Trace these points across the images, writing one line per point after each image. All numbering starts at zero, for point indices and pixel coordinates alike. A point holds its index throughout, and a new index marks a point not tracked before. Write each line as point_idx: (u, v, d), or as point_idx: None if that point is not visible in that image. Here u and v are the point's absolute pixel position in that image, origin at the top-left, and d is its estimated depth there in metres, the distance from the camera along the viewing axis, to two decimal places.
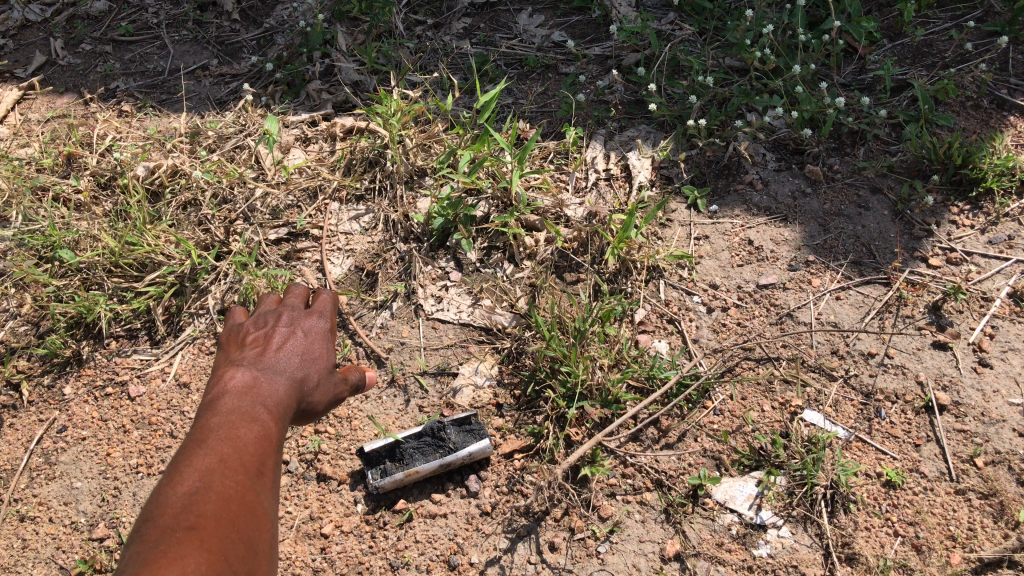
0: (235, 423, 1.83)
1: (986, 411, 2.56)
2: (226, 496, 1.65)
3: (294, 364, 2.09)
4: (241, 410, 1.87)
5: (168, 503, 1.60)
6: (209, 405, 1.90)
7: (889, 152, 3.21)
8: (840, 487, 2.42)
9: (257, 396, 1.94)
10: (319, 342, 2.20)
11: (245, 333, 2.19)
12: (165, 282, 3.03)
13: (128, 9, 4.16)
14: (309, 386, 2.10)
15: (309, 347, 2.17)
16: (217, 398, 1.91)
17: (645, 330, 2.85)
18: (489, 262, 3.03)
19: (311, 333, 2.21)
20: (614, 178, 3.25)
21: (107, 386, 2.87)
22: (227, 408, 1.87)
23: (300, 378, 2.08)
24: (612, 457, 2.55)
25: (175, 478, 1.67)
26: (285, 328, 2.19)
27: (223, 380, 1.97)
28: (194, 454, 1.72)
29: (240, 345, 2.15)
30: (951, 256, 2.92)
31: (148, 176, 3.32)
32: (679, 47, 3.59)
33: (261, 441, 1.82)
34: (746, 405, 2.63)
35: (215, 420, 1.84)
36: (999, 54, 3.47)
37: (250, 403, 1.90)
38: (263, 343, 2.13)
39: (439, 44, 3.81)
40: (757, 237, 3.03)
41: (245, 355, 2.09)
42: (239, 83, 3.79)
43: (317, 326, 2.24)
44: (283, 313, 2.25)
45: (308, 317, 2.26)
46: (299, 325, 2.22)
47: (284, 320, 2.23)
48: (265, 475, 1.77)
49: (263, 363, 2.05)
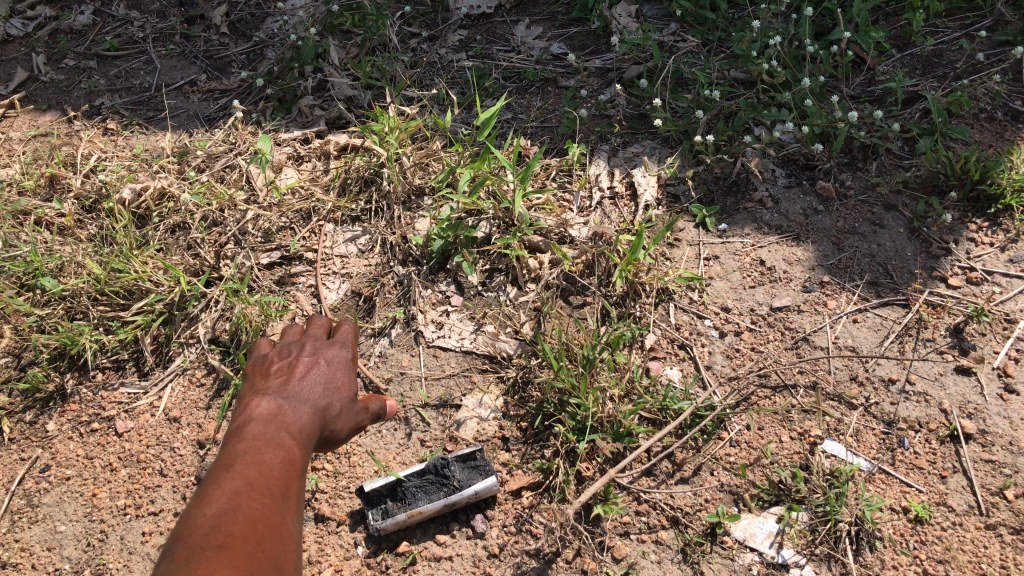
0: (261, 448, 1.76)
1: (1015, 440, 2.45)
2: (253, 517, 1.59)
3: (316, 393, 1.99)
4: (266, 437, 1.80)
5: (197, 524, 1.55)
6: (234, 432, 1.83)
7: (903, 166, 3.10)
8: (865, 524, 2.30)
9: (281, 423, 1.86)
10: (342, 371, 2.09)
11: (269, 363, 2.10)
12: (153, 311, 2.89)
13: (113, 23, 4.03)
14: (332, 414, 2.00)
15: (332, 376, 2.06)
16: (242, 425, 1.84)
17: (656, 357, 2.73)
18: (491, 285, 2.91)
19: (333, 363, 2.10)
20: (618, 197, 3.13)
21: (93, 421, 2.74)
22: (253, 435, 1.80)
23: (323, 407, 1.98)
24: (625, 493, 2.43)
25: (203, 501, 1.61)
26: (308, 358, 2.08)
27: (248, 409, 1.89)
28: (221, 478, 1.67)
29: (264, 375, 2.05)
30: (972, 276, 2.81)
31: (134, 199, 3.20)
32: (683, 60, 3.48)
33: (287, 467, 1.75)
34: (764, 436, 2.53)
35: (241, 446, 1.77)
36: (1012, 64, 3.37)
37: (275, 429, 1.83)
38: (286, 371, 2.03)
39: (436, 57, 3.70)
40: (769, 257, 2.92)
41: (268, 384, 1.99)
42: (228, 99, 3.66)
43: (340, 357, 2.12)
44: (306, 343, 2.14)
45: (331, 346, 2.15)
46: (321, 356, 2.10)
47: (306, 350, 2.12)
48: (290, 499, 1.70)
49: (287, 391, 1.96)
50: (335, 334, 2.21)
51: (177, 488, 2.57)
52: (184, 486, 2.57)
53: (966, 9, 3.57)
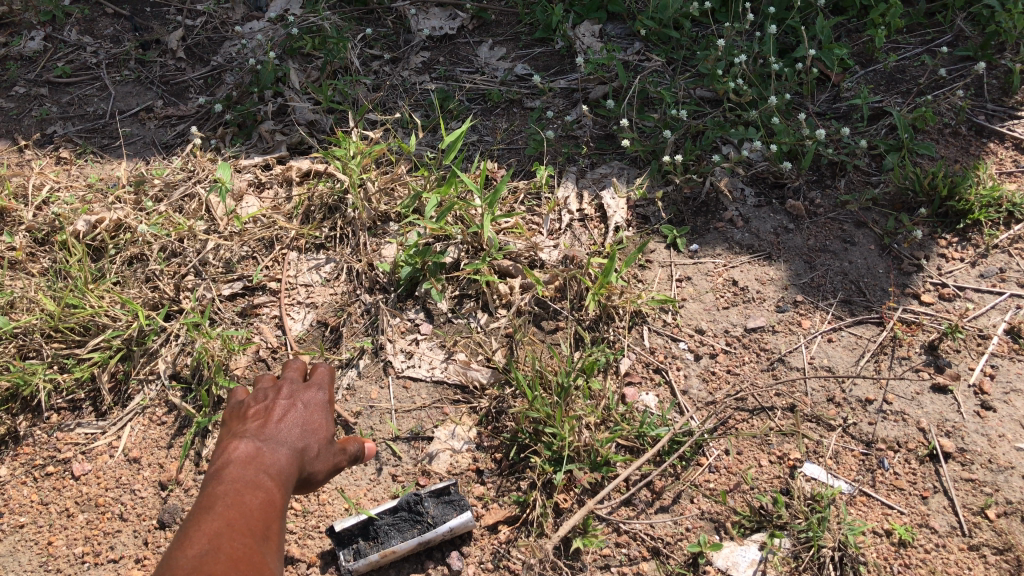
0: (241, 490, 1.70)
1: (994, 458, 2.42)
2: (234, 557, 1.53)
3: (294, 435, 1.91)
4: (245, 479, 1.74)
5: (176, 566, 1.48)
6: (211, 476, 1.76)
7: (871, 183, 3.10)
8: (849, 549, 2.26)
9: (260, 465, 1.79)
10: (319, 414, 2.01)
11: (244, 407, 2.02)
12: (110, 347, 2.78)
13: (65, 48, 3.92)
14: (310, 455, 1.92)
15: (310, 418, 1.98)
16: (220, 469, 1.77)
17: (631, 383, 2.68)
18: (461, 311, 2.84)
19: (310, 405, 2.01)
20: (588, 219, 3.08)
21: (47, 465, 2.63)
22: (232, 477, 1.74)
23: (301, 449, 1.90)
24: (604, 525, 2.37)
25: (183, 543, 1.55)
26: (284, 401, 2.00)
27: (226, 452, 1.82)
28: (200, 521, 1.60)
29: (240, 419, 1.97)
30: (944, 292, 2.80)
31: (89, 231, 3.09)
32: (648, 79, 3.45)
33: (267, 508, 1.69)
34: (743, 461, 2.48)
35: (220, 489, 1.70)
36: (974, 79, 3.39)
37: (253, 471, 1.77)
38: (262, 413, 1.96)
39: (398, 80, 3.64)
40: (742, 277, 2.89)
41: (244, 427, 1.91)
42: (186, 126, 3.57)
43: (316, 398, 2.04)
44: (281, 386, 2.05)
45: (308, 388, 2.06)
46: (299, 398, 2.02)
47: (282, 392, 2.03)
48: (271, 540, 1.64)
49: (264, 434, 1.88)
50: (312, 375, 2.13)
51: (138, 533, 2.46)
52: (145, 531, 2.46)
53: (926, 26, 3.59)
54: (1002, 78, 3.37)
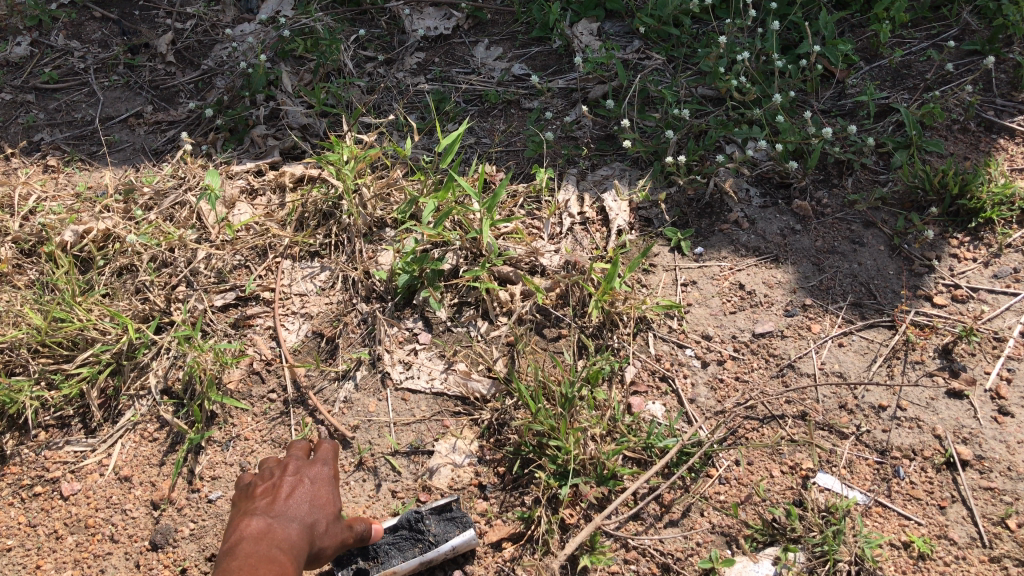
0: (255, 565, 1.70)
1: (1013, 465, 2.34)
2: None
3: (303, 509, 1.90)
4: (259, 554, 1.74)
5: None
6: (224, 553, 1.76)
7: (879, 182, 3.02)
8: (865, 563, 2.18)
9: (272, 540, 1.79)
10: (327, 487, 2.01)
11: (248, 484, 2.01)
12: (99, 362, 2.70)
13: (52, 53, 3.83)
14: (320, 530, 1.91)
15: (318, 492, 1.98)
16: (232, 545, 1.77)
17: (637, 392, 2.60)
18: (460, 320, 2.76)
19: (317, 479, 2.01)
20: (590, 222, 3.01)
21: (35, 485, 2.55)
22: (245, 553, 1.74)
23: (311, 524, 1.89)
24: (612, 541, 2.30)
25: None
26: (291, 476, 1.99)
27: (237, 528, 1.81)
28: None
29: (249, 496, 1.96)
30: (957, 294, 2.72)
31: (76, 242, 3.00)
32: (649, 77, 3.37)
33: None
34: (754, 471, 2.41)
35: (234, 565, 1.69)
36: (982, 75, 3.31)
37: (266, 546, 1.76)
38: (270, 488, 1.95)
39: (393, 81, 3.55)
40: (748, 281, 2.81)
41: (252, 505, 1.90)
42: (176, 131, 3.49)
43: (323, 473, 2.03)
44: (287, 461, 2.04)
45: (314, 462, 2.06)
46: (306, 472, 2.01)
47: (289, 467, 2.01)
48: None
49: (274, 510, 1.87)
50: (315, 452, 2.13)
51: (130, 555, 2.39)
52: (137, 553, 2.39)
53: (931, 19, 3.51)
54: (1011, 72, 3.29)
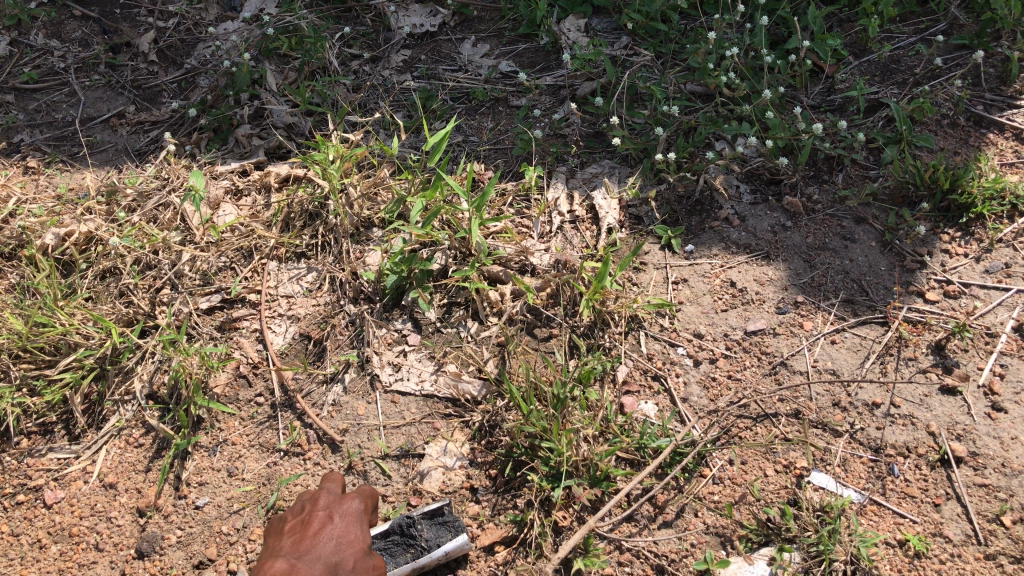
0: None
1: (1007, 461, 2.33)
2: None
3: (331, 546, 1.81)
4: None
5: None
6: None
7: (869, 177, 3.01)
8: (861, 562, 2.16)
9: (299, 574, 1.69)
10: (357, 525, 1.93)
11: (281, 526, 1.96)
12: (82, 367, 2.65)
13: (32, 53, 3.77)
14: (349, 568, 1.81)
15: (348, 529, 1.89)
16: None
17: (629, 392, 2.58)
18: (450, 320, 2.73)
19: (347, 517, 1.93)
20: (579, 220, 2.98)
21: (18, 493, 2.50)
22: None
23: (338, 561, 1.79)
24: (605, 543, 2.28)
25: None
26: (321, 513, 1.92)
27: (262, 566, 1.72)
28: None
29: (277, 536, 1.89)
30: (948, 290, 2.71)
31: (58, 245, 2.95)
32: (637, 74, 3.34)
33: None
34: (748, 471, 2.39)
35: None
36: (971, 69, 3.30)
37: None
38: (299, 525, 1.89)
39: (379, 79, 3.51)
40: (740, 278, 2.79)
41: (281, 543, 1.84)
42: (160, 132, 3.44)
43: (353, 509, 1.96)
44: (317, 498, 1.98)
45: (345, 499, 2.01)
46: (336, 510, 1.94)
47: (319, 504, 1.96)
48: None
49: (301, 545, 1.80)
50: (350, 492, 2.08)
51: (115, 564, 2.35)
52: (122, 561, 2.35)
53: (920, 14, 3.50)
54: (1000, 66, 3.28)
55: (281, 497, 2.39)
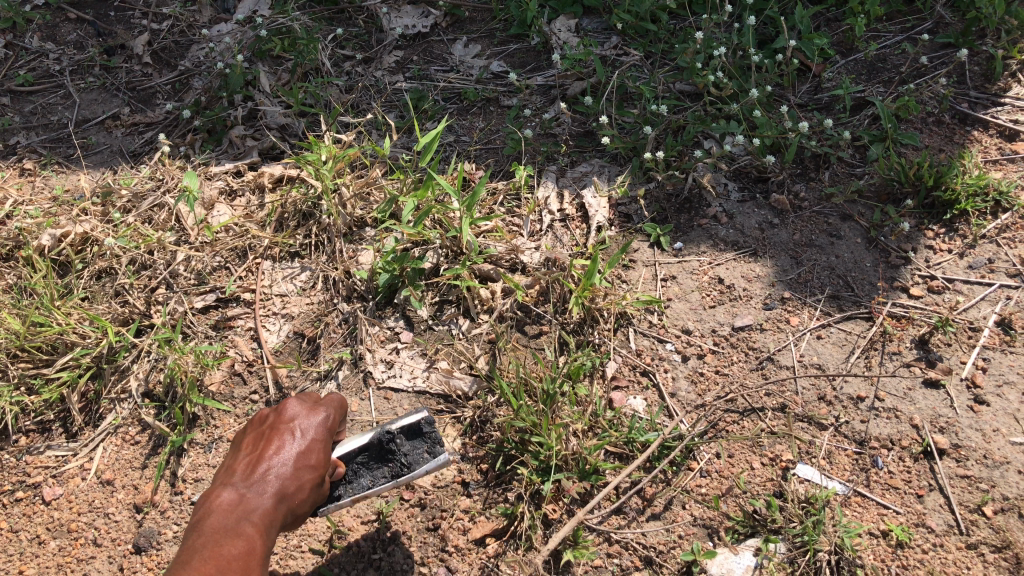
0: (220, 540, 1.87)
1: (989, 453, 2.38)
2: None
3: (285, 472, 2.03)
4: (227, 528, 1.91)
5: None
6: (196, 522, 1.95)
7: (855, 175, 3.05)
8: (845, 552, 2.21)
9: (243, 511, 1.95)
10: (316, 445, 2.12)
11: (252, 433, 2.19)
12: (79, 365, 2.68)
13: (27, 55, 3.80)
14: (298, 493, 2.04)
15: (306, 453, 2.09)
16: (205, 514, 1.95)
17: (618, 387, 2.62)
18: (441, 318, 2.77)
19: (308, 437, 2.12)
20: (569, 219, 3.02)
21: (17, 490, 2.54)
22: (213, 526, 1.91)
23: (289, 488, 2.02)
24: (594, 535, 2.31)
25: None
26: (283, 431, 2.11)
27: (214, 494, 1.99)
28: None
29: (241, 450, 2.13)
30: (933, 285, 2.75)
31: (54, 245, 2.99)
32: (627, 73, 3.38)
33: (246, 558, 1.87)
34: (735, 464, 2.43)
35: (200, 540, 1.88)
36: (956, 67, 3.34)
37: (236, 518, 1.94)
38: (261, 444, 2.10)
39: (371, 80, 3.55)
40: (728, 275, 2.83)
41: (242, 465, 2.07)
42: (154, 133, 3.48)
43: (315, 427, 2.14)
44: (284, 411, 2.16)
45: (311, 412, 2.18)
46: (298, 427, 2.12)
47: (284, 419, 2.14)
48: None
49: (254, 477, 2.02)
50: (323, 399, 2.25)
51: (113, 558, 2.39)
52: (120, 556, 2.39)
53: (906, 13, 3.54)
54: (985, 64, 3.32)
55: None
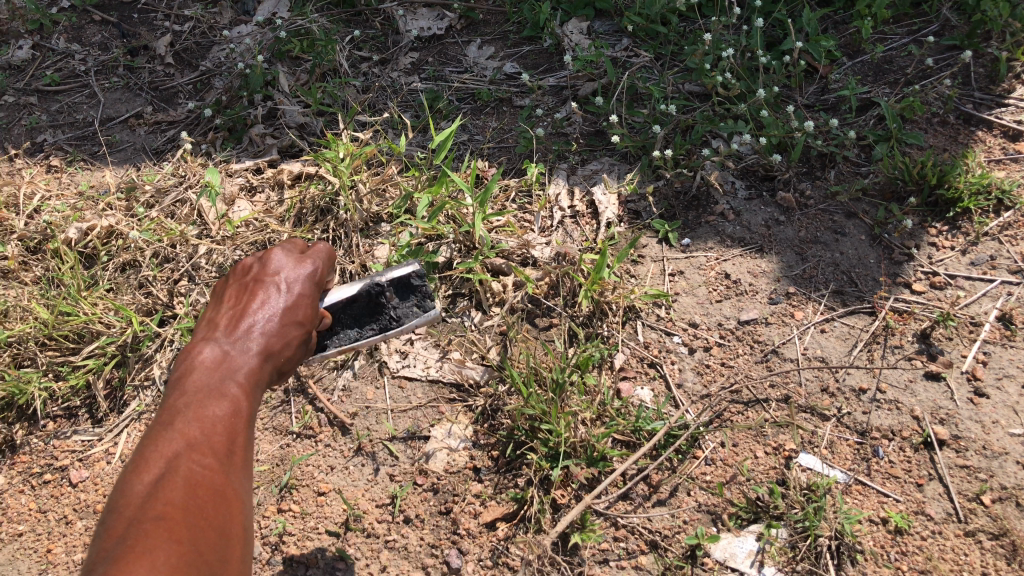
0: (204, 401, 1.79)
1: (987, 444, 2.44)
2: (193, 483, 1.66)
3: (271, 328, 1.96)
4: (210, 387, 1.83)
5: (133, 494, 1.62)
6: (177, 379, 1.85)
7: (860, 174, 3.11)
8: (845, 538, 2.28)
9: (228, 369, 1.87)
10: (301, 301, 2.06)
11: (234, 284, 2.09)
12: (105, 354, 2.78)
13: (53, 56, 3.91)
14: (283, 351, 1.99)
15: (292, 309, 2.03)
16: (187, 371, 1.86)
17: (626, 378, 2.69)
18: (454, 310, 2.86)
19: (293, 291, 2.05)
20: (580, 215, 3.10)
21: (45, 472, 2.64)
22: (195, 384, 1.82)
23: (274, 346, 1.96)
24: (602, 520, 2.39)
25: (142, 464, 1.68)
26: (269, 285, 2.03)
27: (196, 349, 1.90)
28: (161, 440, 1.71)
29: (224, 301, 2.04)
30: (935, 281, 2.81)
31: (81, 238, 3.09)
32: (637, 74, 3.46)
33: (232, 420, 1.79)
34: (739, 453, 2.50)
35: (183, 399, 1.79)
36: (961, 69, 3.40)
37: (220, 376, 1.85)
38: (245, 297, 2.01)
39: (388, 81, 3.64)
40: (734, 270, 2.90)
41: (223, 319, 1.98)
42: (176, 131, 3.58)
43: (302, 281, 2.07)
44: (268, 263, 2.08)
45: (297, 265, 2.10)
46: (284, 281, 2.05)
47: (268, 272, 2.06)
48: (236, 459, 1.77)
49: (238, 331, 1.93)
50: (309, 252, 2.16)
51: None
52: None
53: (913, 16, 3.60)
54: (990, 66, 3.38)
55: (293, 476, 2.54)
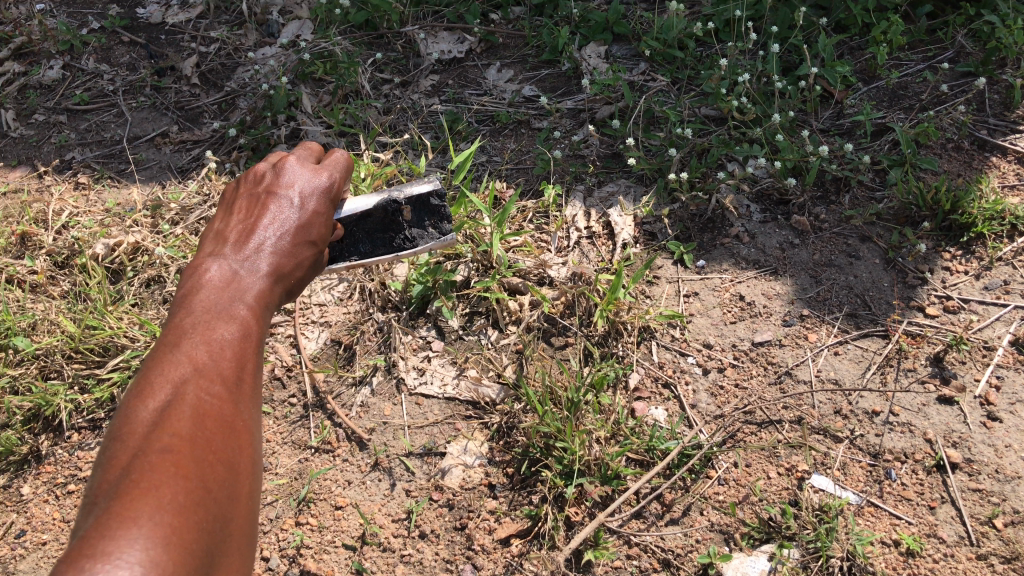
0: (213, 323, 1.77)
1: (1000, 467, 2.45)
2: (201, 410, 1.62)
3: (282, 248, 1.97)
4: (219, 308, 1.81)
5: (139, 420, 1.59)
6: (185, 298, 1.84)
7: (874, 198, 3.14)
8: (857, 559, 2.29)
9: (237, 288, 1.87)
10: (314, 219, 2.06)
11: (244, 197, 2.10)
12: (129, 367, 2.84)
13: (83, 76, 4.01)
14: (294, 270, 1.99)
15: (304, 228, 2.04)
16: (196, 289, 1.85)
17: (640, 398, 2.72)
18: (471, 329, 2.90)
19: (306, 209, 2.06)
20: (596, 236, 3.14)
21: (69, 483, 2.69)
22: (203, 305, 1.81)
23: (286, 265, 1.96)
24: (615, 537, 2.41)
25: (148, 387, 1.65)
26: (281, 203, 2.04)
27: (205, 266, 1.90)
28: (167, 363, 1.69)
29: (235, 216, 2.05)
30: (948, 305, 2.84)
31: (108, 254, 3.16)
32: (654, 98, 3.51)
33: (241, 343, 1.77)
34: (752, 473, 2.52)
35: (191, 319, 1.78)
36: (976, 95, 3.43)
37: (230, 297, 1.84)
38: (256, 214, 2.02)
39: (408, 102, 3.70)
40: (748, 292, 2.93)
41: (233, 235, 1.98)
42: (201, 150, 3.65)
43: (315, 201, 2.08)
44: (281, 181, 2.08)
45: (309, 179, 2.10)
46: (297, 200, 2.06)
47: (280, 190, 2.07)
48: (245, 386, 1.73)
49: (248, 248, 1.94)
50: (324, 163, 2.17)
51: None
52: None
53: (928, 42, 3.64)
54: (1004, 93, 3.41)
55: (311, 490, 2.59)
